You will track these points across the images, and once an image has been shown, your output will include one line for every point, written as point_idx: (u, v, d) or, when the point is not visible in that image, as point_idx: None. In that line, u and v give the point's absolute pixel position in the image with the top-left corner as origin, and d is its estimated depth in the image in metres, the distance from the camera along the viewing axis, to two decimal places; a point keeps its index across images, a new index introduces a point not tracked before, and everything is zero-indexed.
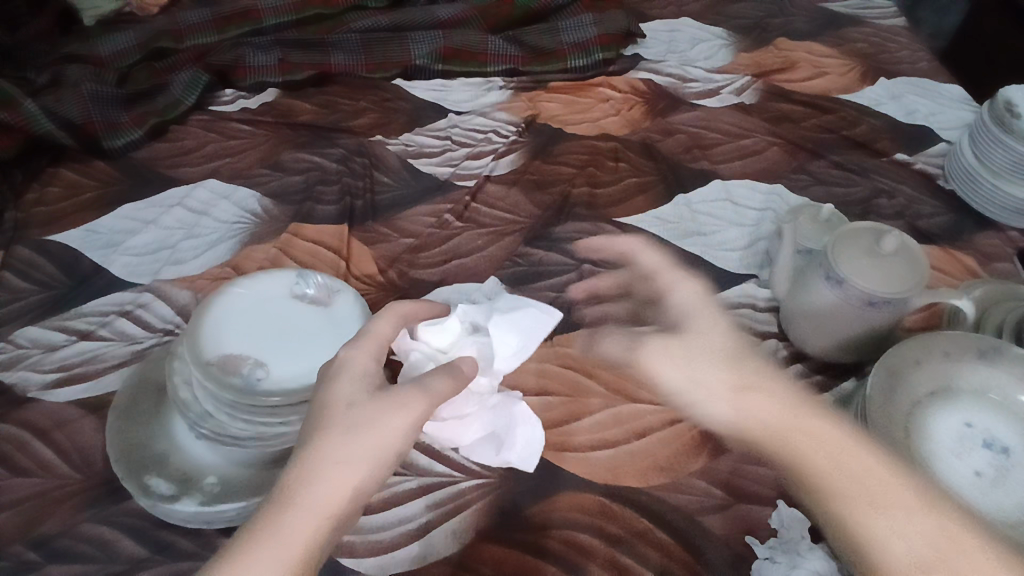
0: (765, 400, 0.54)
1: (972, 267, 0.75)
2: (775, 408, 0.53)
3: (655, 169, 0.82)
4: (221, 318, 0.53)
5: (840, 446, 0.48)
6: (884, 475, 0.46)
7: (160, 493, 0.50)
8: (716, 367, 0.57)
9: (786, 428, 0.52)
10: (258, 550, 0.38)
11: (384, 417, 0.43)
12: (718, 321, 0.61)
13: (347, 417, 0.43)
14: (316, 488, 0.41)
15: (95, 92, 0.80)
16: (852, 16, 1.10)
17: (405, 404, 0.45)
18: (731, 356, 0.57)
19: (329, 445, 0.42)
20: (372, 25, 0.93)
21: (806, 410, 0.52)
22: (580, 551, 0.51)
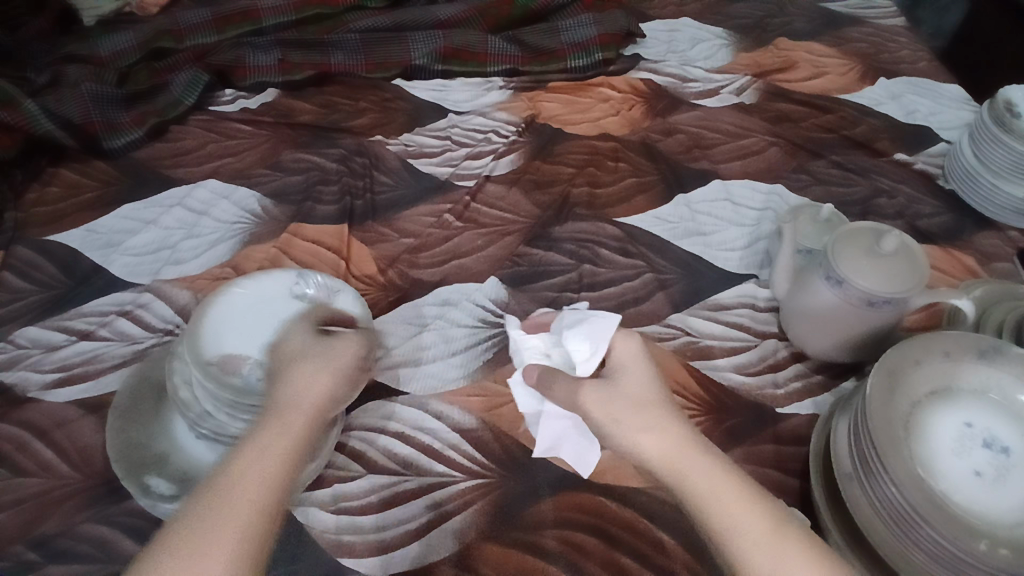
0: (660, 430, 0.43)
1: (972, 267, 0.75)
2: (675, 445, 0.42)
3: (656, 169, 0.82)
4: (224, 317, 0.54)
5: (732, 497, 0.40)
6: (766, 532, 0.38)
7: (160, 493, 0.51)
8: (637, 412, 0.45)
9: (682, 471, 0.41)
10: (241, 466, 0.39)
11: (320, 370, 0.46)
12: (636, 368, 0.48)
13: (297, 351, 0.48)
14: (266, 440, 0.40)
15: (95, 91, 0.80)
16: (852, 16, 1.10)
17: (345, 354, 0.48)
18: (649, 395, 0.46)
19: (292, 373, 0.46)
20: (371, 25, 0.93)
21: (703, 455, 0.42)
22: (579, 551, 0.51)
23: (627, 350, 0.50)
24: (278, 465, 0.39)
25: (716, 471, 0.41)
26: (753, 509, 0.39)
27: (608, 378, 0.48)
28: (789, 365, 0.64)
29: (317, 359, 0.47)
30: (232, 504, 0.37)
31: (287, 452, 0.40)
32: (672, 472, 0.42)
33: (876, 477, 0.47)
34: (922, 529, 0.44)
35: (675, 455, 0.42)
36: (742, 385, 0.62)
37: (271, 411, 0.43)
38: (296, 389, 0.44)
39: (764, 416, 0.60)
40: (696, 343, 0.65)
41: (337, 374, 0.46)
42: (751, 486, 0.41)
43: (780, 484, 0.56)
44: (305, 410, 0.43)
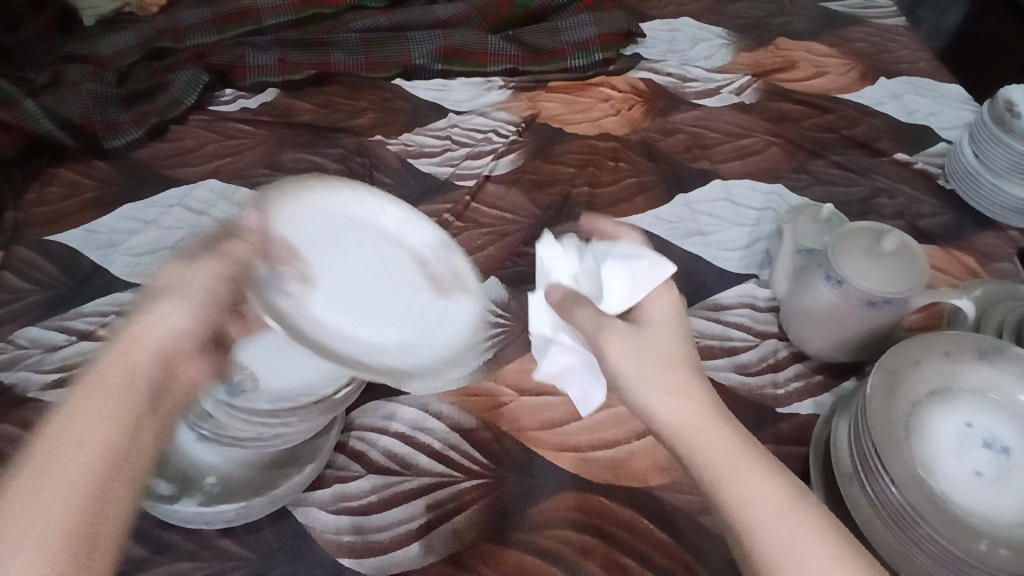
0: (688, 381, 0.45)
1: (973, 267, 0.75)
2: (702, 411, 0.43)
3: (655, 169, 0.82)
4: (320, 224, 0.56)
5: (764, 468, 0.40)
6: (785, 496, 0.39)
7: (160, 493, 0.49)
8: (664, 372, 0.45)
9: (698, 435, 0.42)
10: (89, 408, 0.38)
11: (168, 321, 0.43)
12: (675, 329, 0.50)
13: (163, 290, 0.45)
14: (90, 403, 0.38)
15: (95, 91, 0.80)
16: (851, 15, 1.09)
17: (204, 283, 0.46)
18: (685, 353, 0.48)
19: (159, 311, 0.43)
20: (371, 25, 0.93)
21: (734, 426, 0.43)
22: (579, 551, 0.51)
23: (669, 310, 0.51)
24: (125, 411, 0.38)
25: (739, 442, 0.42)
26: (772, 481, 0.40)
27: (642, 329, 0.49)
28: (789, 365, 0.64)
29: (200, 290, 0.45)
30: (63, 480, 0.35)
31: (124, 408, 0.39)
32: (695, 433, 0.42)
33: (875, 476, 0.47)
34: (922, 529, 0.44)
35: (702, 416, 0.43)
36: (742, 385, 0.62)
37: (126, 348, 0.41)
38: (126, 344, 0.42)
39: (764, 416, 0.60)
40: (696, 342, 0.65)
41: (211, 319, 0.45)
42: (766, 457, 0.41)
43: None
44: (174, 338, 0.43)
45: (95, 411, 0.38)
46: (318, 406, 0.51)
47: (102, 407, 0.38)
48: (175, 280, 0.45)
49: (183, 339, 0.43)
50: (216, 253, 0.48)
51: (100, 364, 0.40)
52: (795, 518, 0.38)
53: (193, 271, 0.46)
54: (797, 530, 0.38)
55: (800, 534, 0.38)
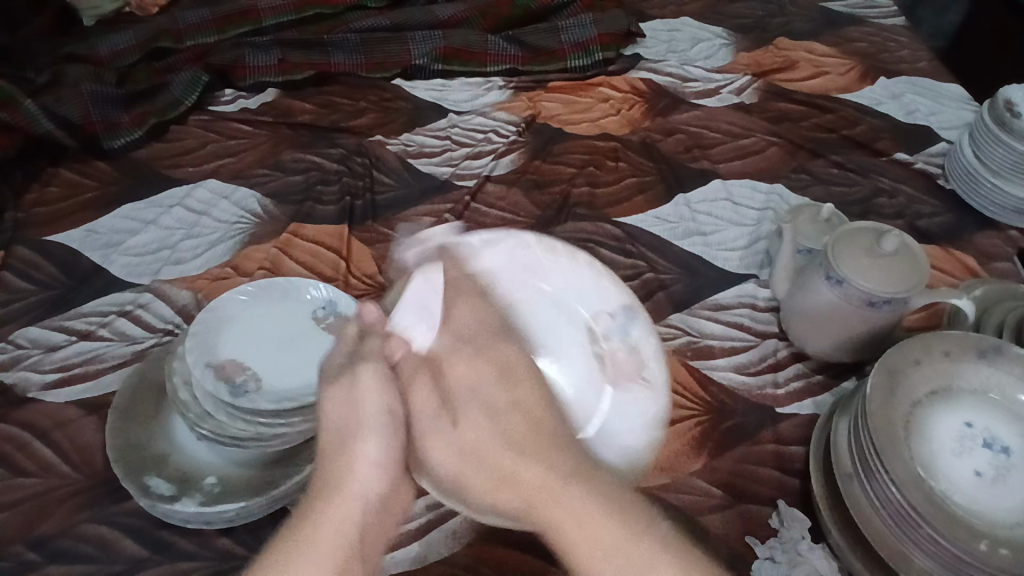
0: (489, 418, 0.48)
1: (972, 267, 0.75)
2: (521, 461, 0.45)
3: (655, 169, 0.82)
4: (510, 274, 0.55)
5: (603, 498, 0.43)
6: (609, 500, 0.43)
7: (160, 493, 0.50)
8: (481, 428, 0.47)
9: (546, 491, 0.43)
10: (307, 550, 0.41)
11: (368, 450, 0.46)
12: (513, 363, 0.50)
13: (365, 415, 0.47)
14: (317, 539, 0.41)
15: (94, 90, 0.80)
16: (851, 15, 1.09)
17: (371, 402, 0.47)
18: (502, 407, 0.48)
19: (364, 444, 0.46)
20: (371, 25, 0.93)
21: (561, 467, 0.44)
22: None
23: (483, 325, 0.51)
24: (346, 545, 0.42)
25: (577, 494, 0.43)
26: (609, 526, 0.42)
27: (450, 373, 0.49)
28: (789, 365, 0.64)
29: (376, 400, 0.47)
30: None
31: (345, 544, 0.42)
32: (525, 500, 0.44)
33: (875, 477, 0.46)
34: (922, 529, 0.44)
35: (524, 463, 0.44)
36: (742, 385, 0.62)
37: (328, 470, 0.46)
38: (340, 477, 0.45)
39: (764, 416, 0.60)
40: (696, 343, 0.65)
41: (398, 442, 0.47)
42: (614, 507, 0.43)
43: (781, 484, 0.56)
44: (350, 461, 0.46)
45: (319, 544, 0.41)
46: None
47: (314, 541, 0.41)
48: (342, 404, 0.47)
49: (387, 470, 0.46)
50: (367, 357, 0.49)
51: (324, 497, 0.44)
52: (623, 541, 0.41)
53: (363, 389, 0.48)
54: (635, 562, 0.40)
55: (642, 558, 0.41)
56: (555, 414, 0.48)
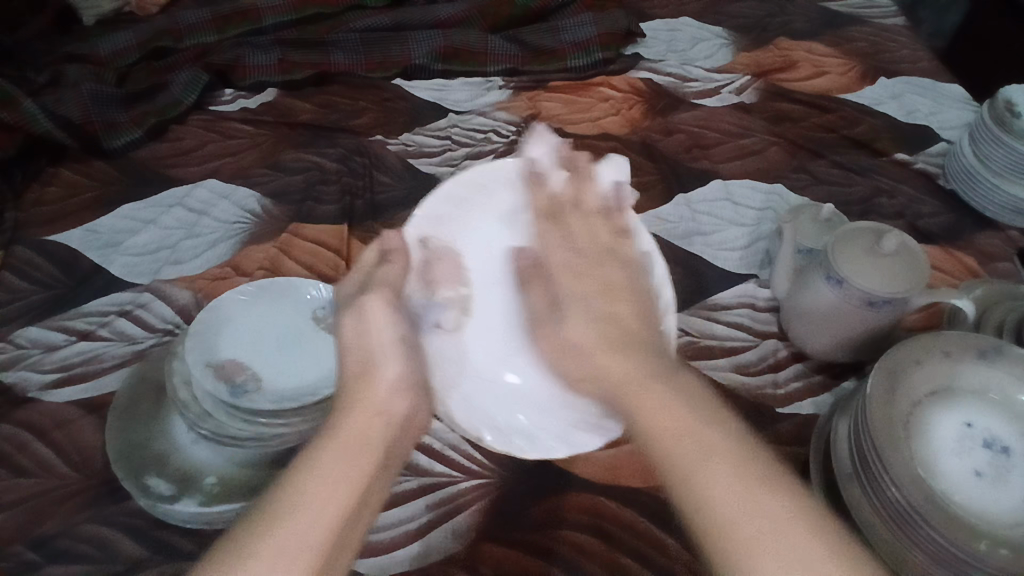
0: (585, 321, 0.47)
1: (972, 267, 0.75)
2: (608, 358, 0.44)
3: (656, 169, 0.82)
4: (471, 190, 0.57)
5: (756, 476, 0.35)
6: (731, 450, 0.37)
7: (160, 493, 0.50)
8: (578, 299, 0.48)
9: (632, 394, 0.41)
10: (321, 467, 0.37)
11: (388, 372, 0.45)
12: (627, 270, 0.50)
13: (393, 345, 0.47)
14: (348, 449, 0.39)
15: (94, 91, 0.80)
16: (851, 15, 1.09)
17: (379, 321, 0.47)
18: (599, 302, 0.48)
19: (383, 370, 0.45)
20: (371, 25, 0.93)
21: (652, 368, 0.43)
22: (579, 551, 0.51)
23: (595, 241, 0.52)
24: (362, 458, 0.39)
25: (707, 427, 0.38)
26: (715, 430, 0.38)
27: (585, 313, 0.49)
28: (789, 365, 0.64)
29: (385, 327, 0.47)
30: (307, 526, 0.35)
31: (374, 450, 0.40)
32: (616, 388, 0.42)
33: (876, 477, 0.46)
34: (923, 530, 0.44)
35: (627, 382, 0.42)
36: (742, 385, 0.62)
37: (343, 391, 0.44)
38: (363, 392, 0.44)
39: (764, 417, 0.60)
40: (696, 342, 0.65)
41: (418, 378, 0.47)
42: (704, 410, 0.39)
43: None
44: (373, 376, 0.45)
45: (352, 449, 0.39)
46: (321, 405, 0.50)
47: (335, 457, 0.38)
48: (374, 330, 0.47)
49: (405, 391, 0.45)
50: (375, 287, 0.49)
51: (349, 409, 0.42)
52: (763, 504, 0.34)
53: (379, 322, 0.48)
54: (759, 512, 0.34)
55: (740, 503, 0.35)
56: (649, 323, 0.47)
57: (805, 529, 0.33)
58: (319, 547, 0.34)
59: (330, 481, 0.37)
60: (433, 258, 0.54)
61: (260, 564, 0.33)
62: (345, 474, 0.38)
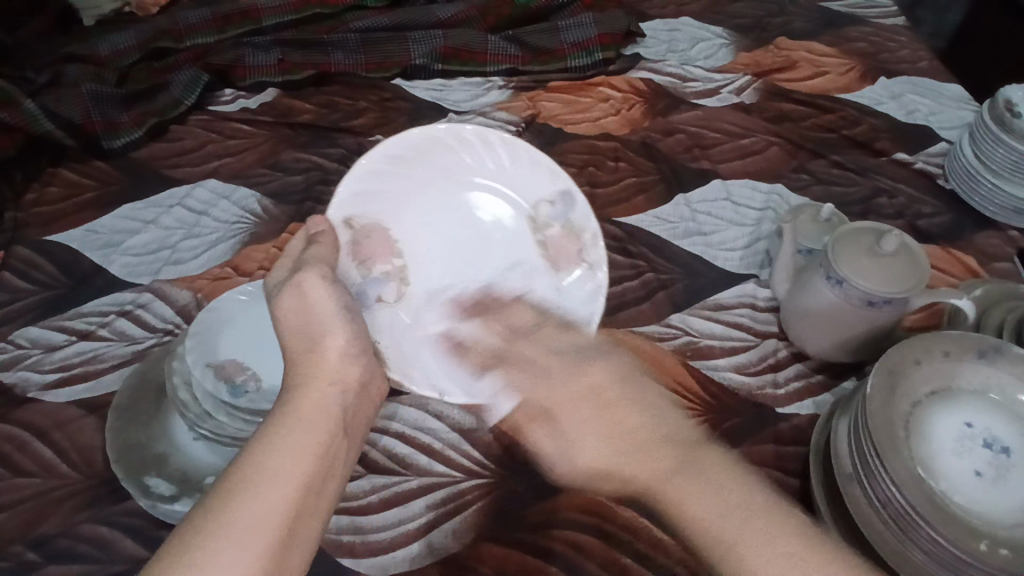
0: (592, 432, 0.52)
1: (972, 267, 0.75)
2: (619, 463, 0.50)
3: (655, 169, 0.82)
4: (411, 158, 0.57)
5: (719, 489, 0.42)
6: (761, 502, 0.41)
7: (160, 493, 0.50)
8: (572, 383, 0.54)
9: (606, 466, 0.50)
10: (286, 429, 0.41)
11: (335, 343, 0.49)
12: (613, 360, 0.55)
13: (335, 319, 0.50)
14: (306, 423, 0.42)
15: (93, 90, 0.79)
16: (852, 15, 1.09)
17: (320, 300, 0.50)
18: (606, 404, 0.53)
19: (332, 342, 0.49)
20: (371, 25, 0.93)
21: (614, 395, 0.53)
22: (579, 551, 0.51)
23: (571, 345, 0.56)
24: (325, 428, 0.43)
25: (684, 460, 0.46)
26: (737, 477, 0.43)
27: (518, 361, 0.56)
28: (789, 365, 0.64)
29: (308, 294, 0.50)
30: (270, 497, 0.37)
31: (330, 415, 0.44)
32: (627, 484, 0.49)
33: (876, 477, 0.46)
34: (923, 530, 0.44)
35: (609, 456, 0.51)
36: (742, 385, 0.62)
37: (299, 361, 0.47)
38: (313, 364, 0.47)
39: (765, 417, 0.60)
40: (696, 343, 0.65)
41: (362, 340, 0.51)
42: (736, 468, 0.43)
43: (781, 484, 0.56)
44: (318, 348, 0.48)
45: (307, 420, 0.43)
46: None
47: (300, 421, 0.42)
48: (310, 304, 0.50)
49: (348, 353, 0.49)
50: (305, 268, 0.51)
51: (307, 381, 0.46)
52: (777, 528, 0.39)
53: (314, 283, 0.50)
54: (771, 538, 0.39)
55: (781, 534, 0.39)
56: (656, 411, 0.51)
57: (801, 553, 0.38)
58: (285, 512, 0.37)
59: (297, 450, 0.40)
60: (361, 237, 0.57)
61: (225, 543, 0.34)
62: (308, 442, 0.41)
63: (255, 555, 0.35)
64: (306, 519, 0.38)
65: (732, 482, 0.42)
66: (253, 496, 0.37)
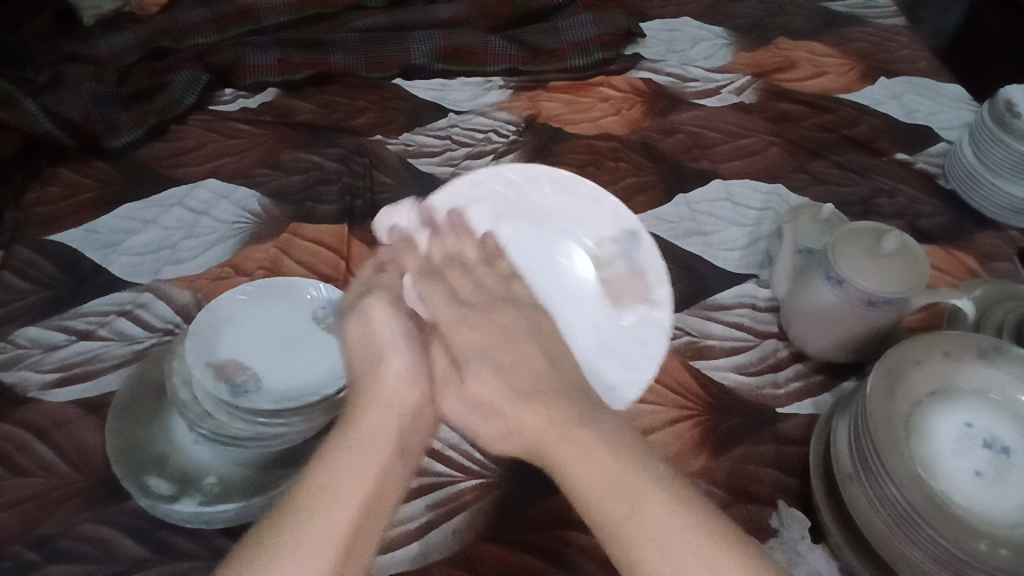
0: (489, 378, 0.50)
1: (972, 267, 0.75)
2: (526, 414, 0.47)
3: (655, 169, 0.82)
4: (490, 199, 0.65)
5: (614, 471, 0.42)
6: (613, 473, 0.42)
7: (160, 493, 0.50)
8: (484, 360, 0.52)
9: (550, 444, 0.45)
10: (345, 448, 0.44)
11: (396, 366, 0.52)
12: (538, 325, 0.54)
13: (393, 337, 0.54)
14: (366, 445, 0.44)
15: (94, 90, 0.80)
16: (851, 15, 1.09)
17: (382, 325, 0.54)
18: (508, 363, 0.51)
19: (392, 358, 0.52)
20: (371, 25, 0.93)
21: (565, 416, 0.46)
22: (580, 551, 0.51)
23: (492, 290, 0.57)
24: (382, 451, 0.45)
25: (590, 433, 0.44)
26: (617, 456, 0.42)
27: (472, 367, 0.52)
28: (789, 365, 0.64)
29: (371, 327, 0.54)
30: (334, 507, 0.40)
31: (387, 440, 0.46)
32: (537, 442, 0.46)
33: (876, 477, 0.46)
34: (923, 530, 0.44)
35: (547, 434, 0.45)
36: (742, 385, 0.62)
37: (358, 384, 0.50)
38: (376, 388, 0.50)
39: (764, 417, 0.60)
40: (696, 343, 0.65)
41: (424, 364, 0.53)
42: (615, 441, 0.43)
43: (780, 484, 0.56)
44: (377, 371, 0.51)
45: (370, 446, 0.44)
46: (320, 405, 0.51)
47: (362, 435, 0.45)
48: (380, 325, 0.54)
49: (416, 373, 0.52)
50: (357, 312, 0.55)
51: (361, 405, 0.48)
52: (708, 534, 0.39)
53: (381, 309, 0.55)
54: (652, 525, 0.39)
55: (658, 522, 0.39)
56: (596, 426, 0.45)
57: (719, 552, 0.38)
58: (340, 541, 0.39)
59: (349, 467, 0.43)
60: (427, 252, 0.60)
61: (290, 552, 0.38)
62: (365, 461, 0.44)
63: (325, 555, 0.38)
64: (365, 529, 0.41)
65: (618, 463, 0.42)
66: (316, 506, 0.40)
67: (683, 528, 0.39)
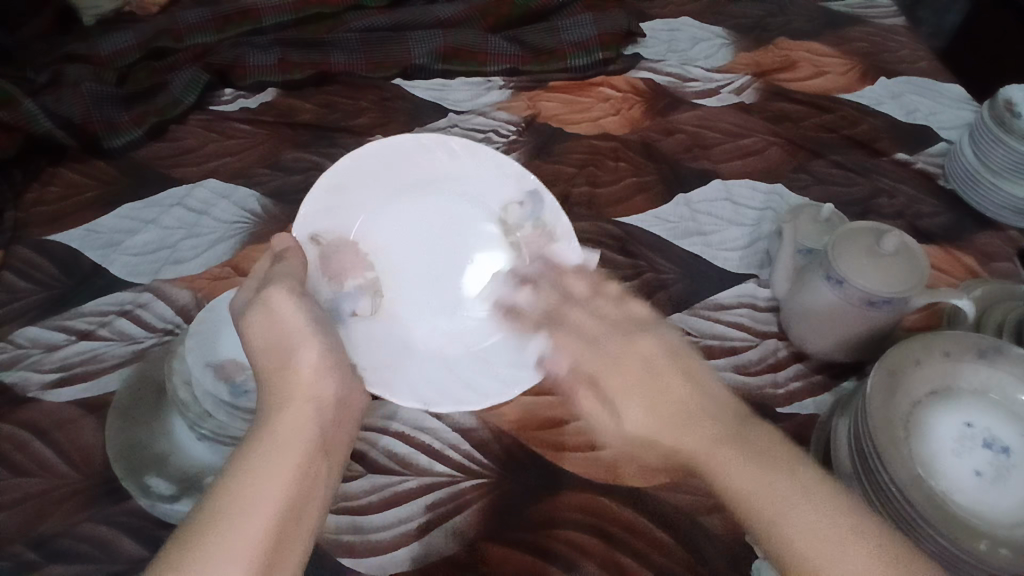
0: (637, 404, 0.51)
1: (972, 267, 0.75)
2: (673, 437, 0.48)
3: (656, 169, 0.82)
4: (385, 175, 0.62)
5: (828, 509, 0.41)
6: (801, 473, 0.43)
7: (161, 493, 0.51)
8: (642, 387, 0.51)
9: (657, 430, 0.50)
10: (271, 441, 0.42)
11: (306, 357, 0.47)
12: (663, 337, 0.55)
13: (302, 334, 0.48)
14: (281, 444, 0.42)
15: (94, 90, 0.79)
16: (852, 15, 1.09)
17: (289, 314, 0.48)
18: (645, 377, 0.52)
19: (305, 355, 0.47)
20: (372, 25, 0.93)
21: (718, 433, 0.47)
22: (580, 550, 0.51)
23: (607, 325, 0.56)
24: (301, 450, 0.42)
25: (732, 434, 0.46)
26: (759, 461, 0.44)
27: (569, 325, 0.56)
28: (789, 365, 0.64)
29: (276, 310, 0.48)
30: (263, 504, 0.38)
31: (308, 436, 0.44)
32: (637, 385, 0.52)
33: (876, 477, 0.46)
34: (922, 531, 0.44)
35: (702, 451, 0.46)
36: (742, 385, 0.62)
37: (267, 377, 0.46)
38: (290, 384, 0.46)
39: (764, 417, 0.60)
40: (697, 343, 0.65)
41: (329, 356, 0.49)
42: (750, 432, 0.46)
43: None
44: (288, 357, 0.47)
45: (283, 443, 0.42)
46: None
47: (287, 421, 0.44)
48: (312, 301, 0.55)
49: (319, 371, 0.47)
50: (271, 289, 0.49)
51: (279, 403, 0.45)
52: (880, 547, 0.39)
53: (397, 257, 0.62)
54: (822, 525, 0.40)
55: (797, 513, 0.41)
56: (707, 392, 0.51)
57: (866, 549, 0.39)
58: (270, 530, 0.37)
59: (279, 465, 0.40)
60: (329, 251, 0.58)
61: (218, 552, 0.35)
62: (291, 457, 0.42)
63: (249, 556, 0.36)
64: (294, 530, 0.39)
65: (775, 470, 0.43)
66: (243, 503, 0.37)
67: (816, 517, 0.40)
